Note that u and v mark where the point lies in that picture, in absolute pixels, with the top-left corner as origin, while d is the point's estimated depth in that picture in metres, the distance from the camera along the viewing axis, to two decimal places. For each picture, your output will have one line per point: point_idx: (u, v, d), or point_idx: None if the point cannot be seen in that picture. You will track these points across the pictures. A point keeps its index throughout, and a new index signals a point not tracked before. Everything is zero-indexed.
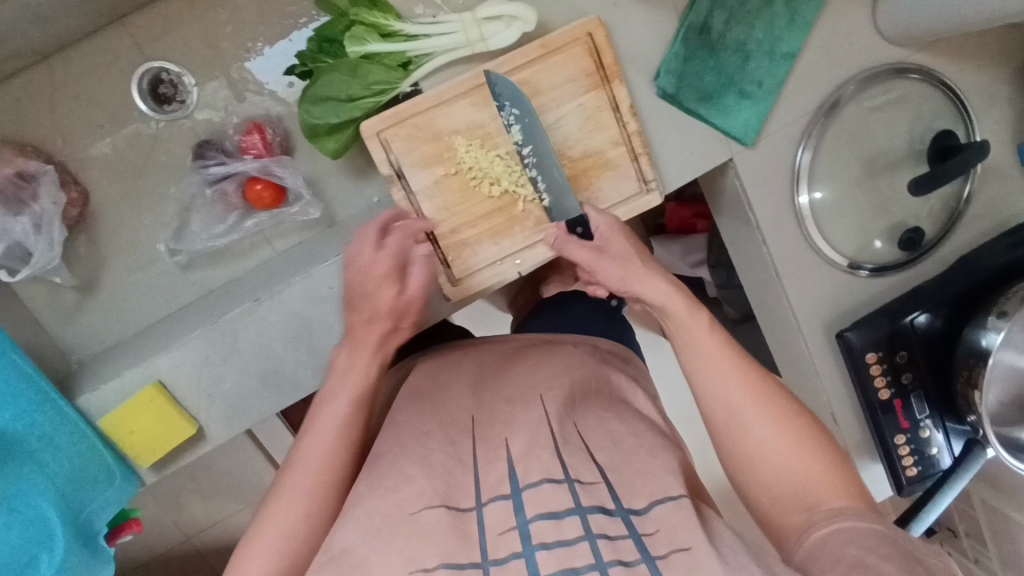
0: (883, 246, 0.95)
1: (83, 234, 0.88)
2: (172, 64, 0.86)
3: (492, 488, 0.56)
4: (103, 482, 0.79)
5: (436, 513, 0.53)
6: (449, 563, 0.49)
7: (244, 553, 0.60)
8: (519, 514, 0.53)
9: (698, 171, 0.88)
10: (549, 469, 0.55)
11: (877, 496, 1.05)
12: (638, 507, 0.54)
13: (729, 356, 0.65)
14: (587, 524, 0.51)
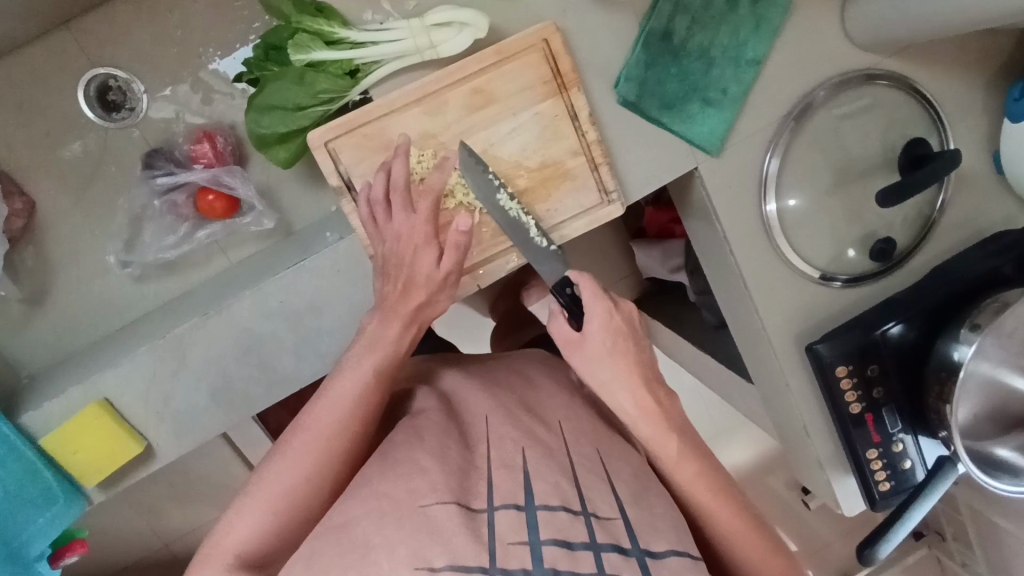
0: (856, 255, 0.93)
1: (30, 246, 0.86)
2: (120, 70, 0.84)
3: (507, 493, 0.52)
4: (43, 504, 0.77)
5: (448, 510, 0.48)
6: (455, 565, 0.45)
7: (226, 529, 0.56)
8: (534, 530, 0.49)
9: (661, 181, 0.86)
10: (566, 498, 0.53)
11: (849, 510, 1.03)
12: (656, 550, 0.53)
13: (715, 484, 0.65)
14: (600, 562, 0.49)
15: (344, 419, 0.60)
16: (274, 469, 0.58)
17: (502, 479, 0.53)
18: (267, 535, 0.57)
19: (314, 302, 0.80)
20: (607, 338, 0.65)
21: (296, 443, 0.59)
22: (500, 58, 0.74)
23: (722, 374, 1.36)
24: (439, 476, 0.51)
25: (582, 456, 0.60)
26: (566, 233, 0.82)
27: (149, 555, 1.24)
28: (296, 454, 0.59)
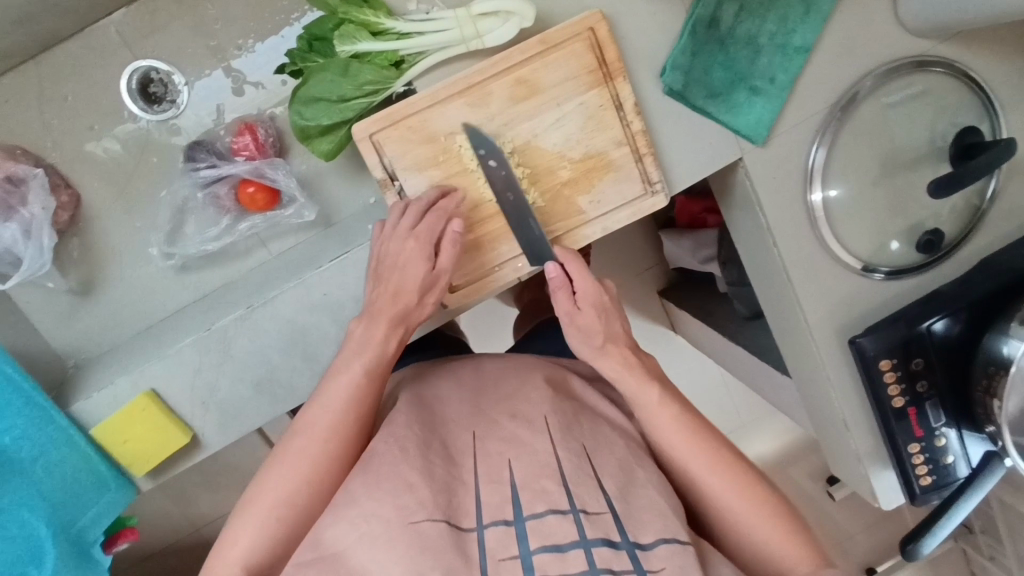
0: (900, 247, 0.91)
1: (75, 238, 0.87)
2: (161, 63, 0.84)
3: (495, 509, 0.56)
4: (97, 491, 0.79)
5: (438, 526, 0.52)
6: None
7: (226, 540, 0.59)
8: (524, 541, 0.53)
9: (705, 172, 0.84)
10: (555, 500, 0.55)
11: (887, 504, 1.02)
12: (645, 542, 0.55)
13: (683, 430, 0.65)
14: (591, 558, 0.52)
15: (327, 432, 0.62)
16: (240, 530, 0.59)
17: (489, 492, 0.57)
18: (265, 553, 0.59)
19: (327, 301, 0.79)
20: (624, 364, 0.68)
21: (259, 497, 0.60)
22: (545, 48, 0.74)
23: (750, 365, 1.36)
24: (425, 493, 0.55)
25: (568, 450, 0.60)
26: (608, 226, 0.81)
27: (183, 538, 1.25)
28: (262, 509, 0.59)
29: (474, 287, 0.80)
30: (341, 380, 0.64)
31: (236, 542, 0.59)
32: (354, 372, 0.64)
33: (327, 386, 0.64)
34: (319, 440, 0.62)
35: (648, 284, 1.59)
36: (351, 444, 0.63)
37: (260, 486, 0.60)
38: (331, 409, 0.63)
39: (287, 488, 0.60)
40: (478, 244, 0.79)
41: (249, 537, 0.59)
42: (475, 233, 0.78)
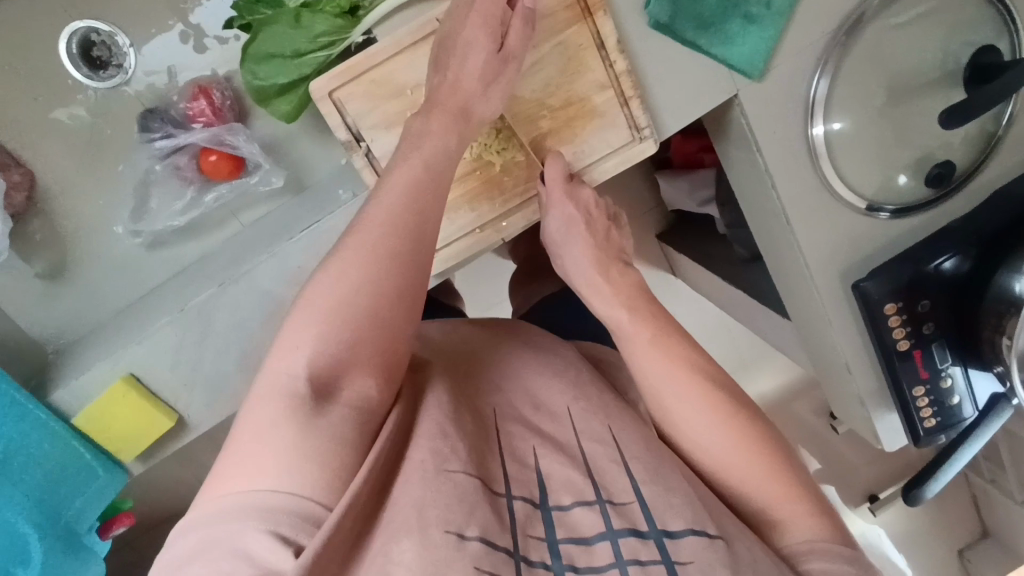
0: (908, 182, 0.86)
1: (37, 219, 0.83)
2: (100, 22, 0.78)
3: (521, 485, 0.54)
4: (83, 484, 0.79)
5: (471, 478, 0.51)
6: (485, 537, 0.48)
7: (280, 350, 0.51)
8: (552, 527, 0.52)
9: (697, 113, 0.78)
10: (581, 490, 0.54)
11: (889, 445, 1.01)
12: (673, 530, 0.53)
13: (680, 366, 0.68)
14: (617, 549, 0.51)
15: (389, 236, 0.54)
16: (298, 335, 0.51)
17: (514, 469, 0.55)
18: (327, 363, 0.51)
19: (303, 272, 0.76)
20: (626, 326, 0.70)
21: (294, 343, 0.51)
22: None
23: (752, 309, 1.32)
24: (460, 445, 0.54)
25: (595, 440, 0.60)
26: (594, 176, 0.77)
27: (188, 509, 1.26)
28: (301, 354, 0.51)
29: (460, 250, 0.77)
30: (376, 208, 0.56)
31: (292, 351, 0.51)
32: (391, 202, 0.56)
33: (367, 214, 0.56)
34: (358, 275, 0.53)
35: (645, 228, 1.55)
36: (401, 277, 0.54)
37: (292, 333, 0.52)
38: (366, 237, 0.54)
39: (326, 333, 0.51)
40: (456, 206, 0.75)
41: (310, 340, 0.51)
42: (451, 195, 0.74)
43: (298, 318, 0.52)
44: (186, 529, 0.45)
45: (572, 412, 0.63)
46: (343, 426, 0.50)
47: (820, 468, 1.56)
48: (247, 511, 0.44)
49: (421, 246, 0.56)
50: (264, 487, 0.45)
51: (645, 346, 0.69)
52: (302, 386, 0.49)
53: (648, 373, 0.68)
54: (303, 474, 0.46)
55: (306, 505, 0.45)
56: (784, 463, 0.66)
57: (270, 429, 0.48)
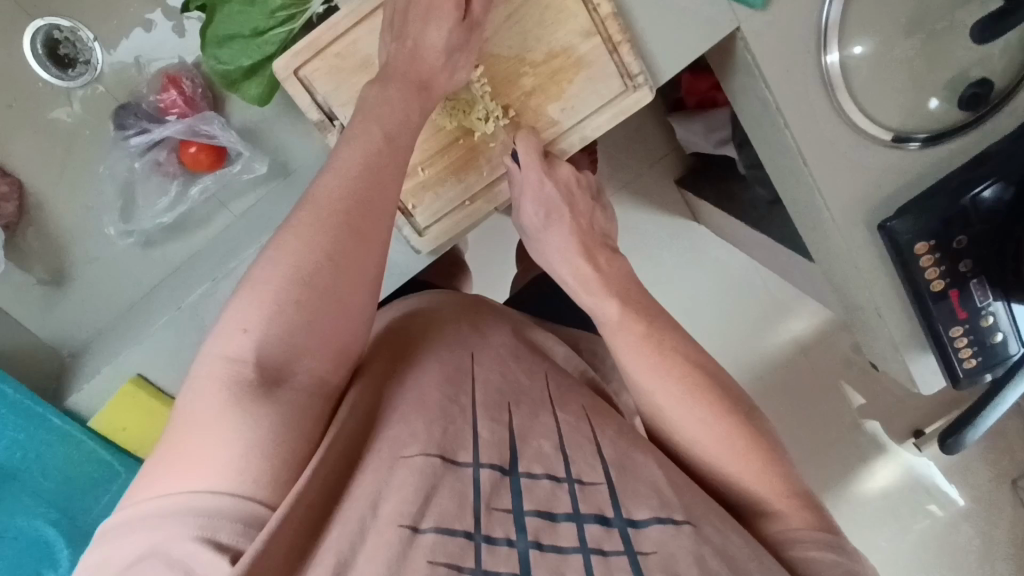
0: (940, 106, 0.78)
1: (30, 226, 0.84)
2: (61, 19, 0.77)
3: (490, 451, 0.54)
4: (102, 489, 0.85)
5: (430, 460, 0.50)
6: (439, 527, 0.46)
7: (224, 331, 0.49)
8: (518, 497, 0.51)
9: (694, 54, 0.71)
10: (550, 465, 0.54)
11: (927, 389, 0.95)
12: (638, 518, 0.53)
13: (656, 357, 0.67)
14: (583, 535, 0.50)
15: (341, 211, 0.53)
16: (243, 317, 0.49)
17: (487, 429, 0.56)
18: (276, 345, 0.49)
19: None
20: (614, 317, 0.68)
21: (239, 324, 0.49)
22: None
23: (775, 253, 1.26)
24: (419, 424, 0.53)
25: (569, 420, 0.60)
26: (586, 133, 0.71)
27: None
28: (250, 337, 0.49)
29: (451, 226, 0.74)
30: (332, 182, 0.55)
31: (238, 332, 0.49)
32: (347, 174, 0.55)
33: (316, 189, 0.54)
34: (314, 253, 0.52)
35: (662, 175, 1.49)
36: (356, 254, 0.53)
37: (236, 314, 0.50)
38: (318, 213, 0.53)
39: (279, 311, 0.50)
40: (443, 179, 0.71)
41: (258, 321, 0.49)
42: (436, 168, 0.71)
43: (244, 298, 0.50)
44: (116, 529, 0.42)
45: (553, 398, 0.63)
46: (294, 413, 0.49)
47: (865, 404, 1.50)
48: (182, 511, 0.42)
49: (376, 224, 0.55)
50: (202, 483, 0.43)
51: (633, 337, 0.68)
52: (246, 370, 0.48)
53: (642, 373, 0.67)
54: (243, 469, 0.44)
55: (246, 503, 0.44)
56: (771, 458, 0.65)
57: (212, 419, 0.45)
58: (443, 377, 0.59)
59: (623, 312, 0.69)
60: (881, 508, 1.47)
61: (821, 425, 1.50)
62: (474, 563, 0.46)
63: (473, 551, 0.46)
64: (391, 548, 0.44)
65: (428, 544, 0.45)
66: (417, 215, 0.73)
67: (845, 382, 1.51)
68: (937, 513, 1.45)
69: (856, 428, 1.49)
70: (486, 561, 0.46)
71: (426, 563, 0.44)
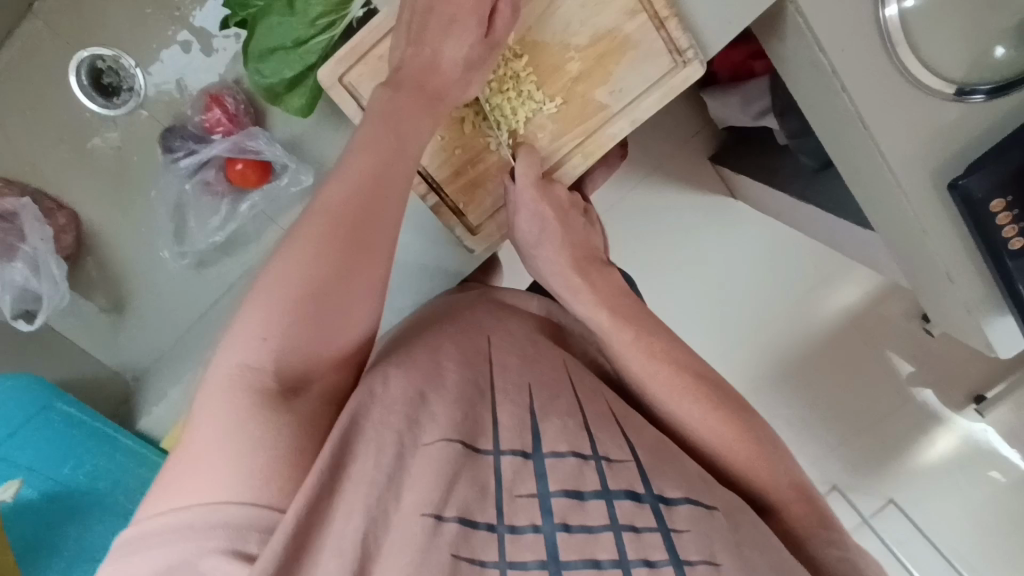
0: (1006, 53, 0.74)
1: (89, 258, 0.85)
2: (104, 48, 0.78)
3: (512, 437, 0.53)
4: None
5: (451, 447, 0.50)
6: (464, 518, 0.46)
7: (233, 340, 0.48)
8: (542, 481, 0.50)
9: (744, 21, 0.67)
10: (575, 441, 0.54)
11: (1005, 351, 0.89)
12: (669, 496, 0.53)
13: (666, 365, 0.67)
14: (613, 511, 0.50)
15: (355, 212, 0.52)
16: (252, 324, 0.48)
17: (507, 414, 0.55)
18: (291, 354, 0.49)
19: None
20: (604, 324, 0.68)
21: (254, 335, 0.48)
22: None
23: (822, 222, 1.22)
24: (442, 409, 0.53)
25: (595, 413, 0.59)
26: (637, 115, 0.68)
27: None
28: (263, 347, 0.48)
29: (502, 223, 0.73)
30: (340, 182, 0.53)
31: (247, 342, 0.48)
32: (356, 173, 0.54)
33: (327, 191, 0.53)
34: (326, 257, 0.50)
35: (696, 152, 1.46)
36: (366, 258, 0.52)
37: (247, 326, 0.48)
38: (332, 218, 0.51)
39: (292, 321, 0.49)
40: (491, 175, 0.70)
41: (271, 327, 0.48)
42: (483, 166, 0.69)
43: (252, 305, 0.49)
44: (134, 550, 0.41)
45: (576, 385, 0.62)
46: (310, 420, 0.50)
47: (915, 371, 1.45)
48: (204, 527, 0.41)
49: (386, 231, 0.54)
50: (222, 495, 0.42)
51: (629, 349, 0.67)
52: (256, 381, 0.47)
53: (649, 385, 0.67)
54: (262, 480, 0.44)
55: (266, 514, 0.43)
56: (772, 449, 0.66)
57: (226, 430, 0.45)
58: (462, 359, 0.59)
59: (626, 328, 0.68)
60: (943, 479, 1.40)
61: (867, 395, 1.47)
62: (498, 557, 0.46)
63: (496, 543, 0.46)
64: (417, 539, 0.44)
65: (453, 533, 0.45)
66: (469, 214, 0.72)
67: (895, 352, 1.46)
68: (997, 480, 1.36)
69: (908, 395, 1.45)
70: (511, 552, 0.46)
71: (450, 555, 0.44)
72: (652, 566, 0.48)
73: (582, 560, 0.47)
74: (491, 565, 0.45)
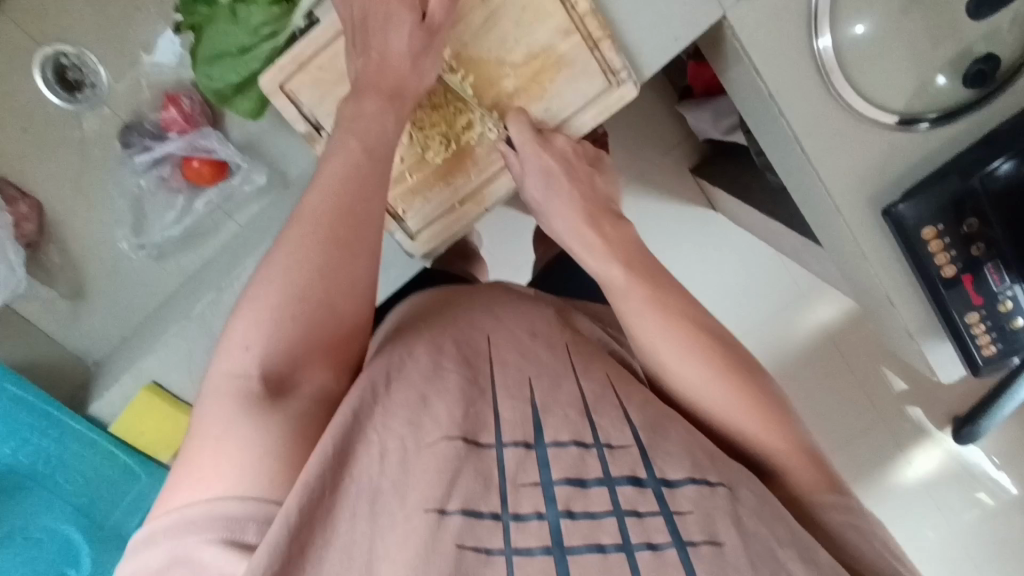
0: (947, 83, 0.76)
1: (52, 245, 0.88)
2: (68, 45, 0.81)
3: (514, 429, 0.54)
4: (126, 481, 0.93)
5: (455, 445, 0.50)
6: (467, 510, 0.47)
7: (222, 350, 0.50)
8: (546, 469, 0.51)
9: (677, 47, 0.70)
10: (578, 430, 0.54)
11: (944, 376, 0.91)
12: (672, 479, 0.53)
13: (678, 324, 0.63)
14: (616, 497, 0.50)
15: (339, 216, 0.55)
16: (242, 328, 0.50)
17: (508, 409, 0.55)
18: (281, 358, 0.51)
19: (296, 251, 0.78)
20: (616, 280, 0.64)
21: (240, 343, 0.50)
22: None
23: (790, 239, 1.21)
24: (442, 410, 0.52)
25: (595, 382, 0.59)
26: (577, 125, 0.72)
27: None
28: (250, 354, 0.50)
29: (443, 228, 0.76)
30: (314, 195, 0.55)
31: (234, 350, 0.50)
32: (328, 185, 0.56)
33: (303, 205, 0.55)
34: (304, 268, 0.52)
35: (677, 165, 1.47)
36: (346, 268, 0.54)
37: (238, 334, 0.50)
38: (309, 230, 0.54)
39: (277, 327, 0.51)
40: (430, 184, 0.72)
41: (257, 333, 0.50)
42: (423, 174, 0.71)
43: (239, 320, 0.51)
44: (139, 546, 0.43)
45: (576, 367, 0.61)
46: (301, 420, 0.50)
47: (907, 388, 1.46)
48: (207, 520, 0.42)
49: (366, 235, 0.56)
50: (224, 493, 0.44)
51: (637, 302, 0.63)
52: (247, 386, 0.48)
53: (649, 340, 0.63)
54: (263, 476, 0.45)
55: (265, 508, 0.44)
56: (796, 436, 0.62)
57: (226, 430, 0.46)
58: (461, 357, 0.58)
59: (630, 281, 0.65)
60: (920, 497, 1.44)
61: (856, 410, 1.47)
62: (503, 543, 0.47)
63: (501, 531, 0.47)
64: (420, 535, 0.45)
65: (455, 528, 0.46)
66: (408, 220, 0.74)
67: (889, 368, 1.46)
68: (985, 502, 1.42)
69: (898, 414, 1.45)
70: (516, 539, 0.47)
71: (455, 544, 0.45)
72: (655, 549, 0.48)
73: (586, 545, 0.47)
74: (496, 553, 0.46)
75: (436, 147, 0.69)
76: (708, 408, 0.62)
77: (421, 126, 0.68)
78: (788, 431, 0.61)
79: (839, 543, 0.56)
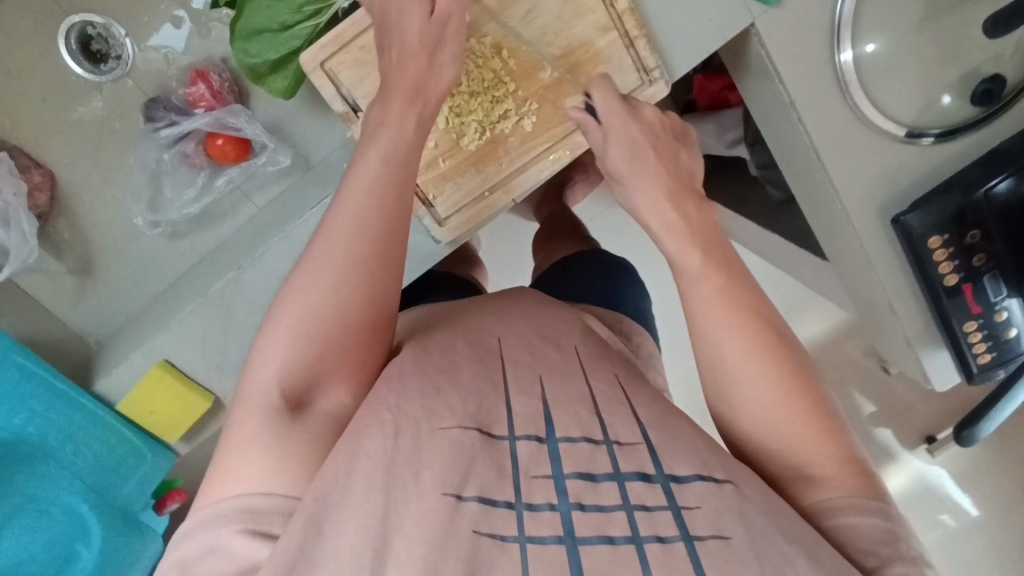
0: (953, 102, 0.79)
1: (62, 218, 0.87)
2: (95, 16, 0.80)
3: (527, 423, 0.53)
4: (136, 460, 0.91)
5: (469, 435, 0.50)
6: (482, 498, 0.47)
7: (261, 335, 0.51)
8: (557, 463, 0.50)
9: (706, 50, 0.73)
10: (587, 428, 0.53)
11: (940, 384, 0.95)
12: (681, 474, 0.51)
13: (728, 297, 0.60)
14: (625, 492, 0.49)
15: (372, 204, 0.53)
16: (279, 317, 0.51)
17: (520, 403, 0.54)
18: (312, 343, 0.50)
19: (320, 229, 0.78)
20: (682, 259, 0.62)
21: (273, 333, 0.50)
22: None
23: (790, 252, 1.24)
24: (455, 399, 0.52)
25: (603, 382, 0.58)
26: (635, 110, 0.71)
27: None
28: (281, 343, 0.50)
29: (470, 216, 0.76)
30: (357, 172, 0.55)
31: (271, 336, 0.50)
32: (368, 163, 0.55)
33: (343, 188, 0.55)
34: (339, 254, 0.52)
35: None
36: (381, 255, 0.53)
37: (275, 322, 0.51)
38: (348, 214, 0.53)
39: (310, 314, 0.51)
40: (463, 170, 0.73)
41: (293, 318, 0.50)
42: (455, 160, 0.72)
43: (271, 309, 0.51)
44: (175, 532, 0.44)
45: (586, 366, 0.60)
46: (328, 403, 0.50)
47: (874, 411, 1.48)
48: (233, 512, 0.43)
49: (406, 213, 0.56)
50: (250, 486, 0.45)
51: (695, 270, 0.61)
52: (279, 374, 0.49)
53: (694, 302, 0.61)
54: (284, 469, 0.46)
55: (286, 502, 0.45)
56: (843, 438, 0.58)
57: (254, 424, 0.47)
58: (473, 355, 0.57)
59: (702, 261, 0.61)
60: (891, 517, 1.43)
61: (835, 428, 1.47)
62: (517, 531, 0.46)
63: (515, 519, 0.47)
64: (438, 520, 0.45)
65: (472, 513, 0.46)
66: (437, 206, 0.75)
67: (856, 390, 1.49)
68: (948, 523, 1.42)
69: (866, 434, 1.46)
70: (530, 528, 0.46)
71: (471, 532, 0.45)
72: (664, 542, 0.47)
73: (596, 536, 0.46)
74: (511, 540, 0.46)
75: (471, 134, 0.70)
76: (742, 383, 0.59)
77: (458, 112, 0.69)
78: (821, 424, 0.57)
79: (859, 542, 0.52)
